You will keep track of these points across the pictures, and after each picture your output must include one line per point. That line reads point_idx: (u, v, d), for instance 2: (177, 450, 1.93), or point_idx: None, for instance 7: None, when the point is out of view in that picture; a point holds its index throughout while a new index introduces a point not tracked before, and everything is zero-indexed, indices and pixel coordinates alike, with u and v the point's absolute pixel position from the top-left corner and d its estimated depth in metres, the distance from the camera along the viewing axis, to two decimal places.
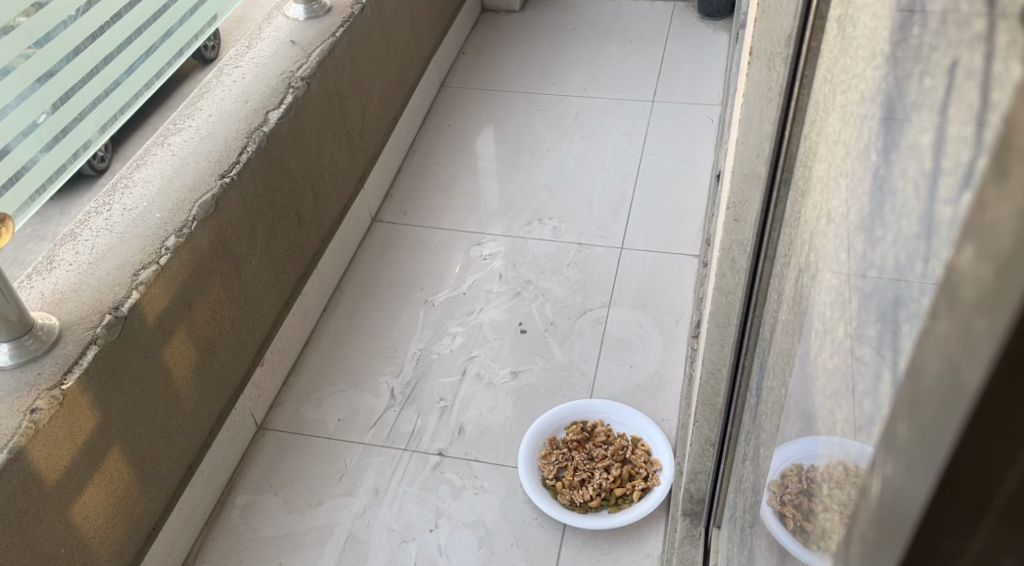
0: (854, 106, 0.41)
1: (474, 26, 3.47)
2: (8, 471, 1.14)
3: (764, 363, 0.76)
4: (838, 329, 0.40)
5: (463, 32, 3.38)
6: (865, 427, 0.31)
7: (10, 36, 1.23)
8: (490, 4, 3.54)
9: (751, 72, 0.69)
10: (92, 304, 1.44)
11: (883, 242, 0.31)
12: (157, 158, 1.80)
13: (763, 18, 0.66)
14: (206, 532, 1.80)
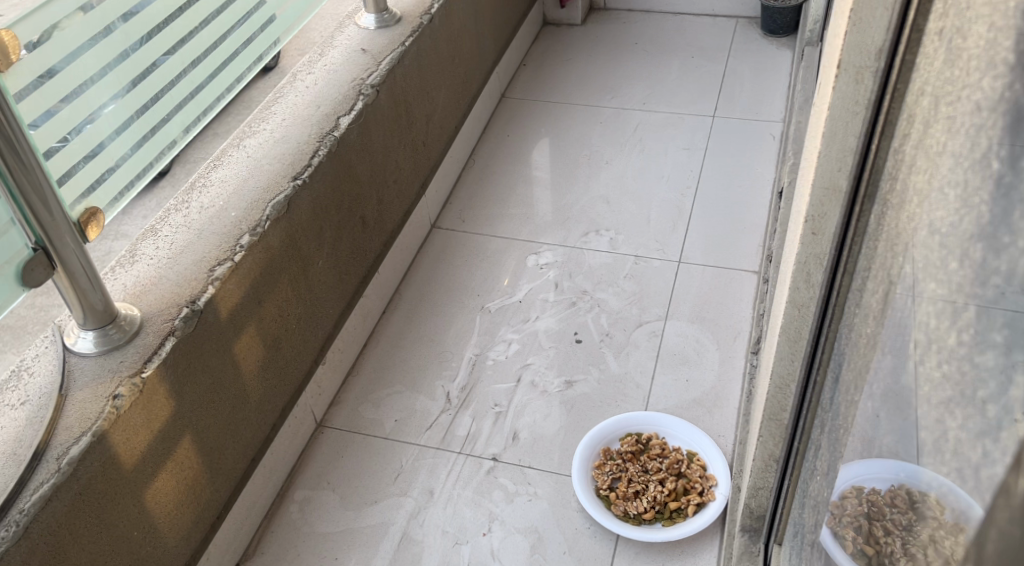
0: (964, 116, 0.43)
1: (535, 39, 3.50)
2: (90, 453, 1.19)
3: (842, 376, 0.77)
4: (950, 338, 0.41)
5: (524, 44, 3.41)
6: (1001, 425, 0.32)
7: (110, 38, 1.29)
8: (552, 18, 3.56)
9: (837, 85, 0.70)
10: (171, 298, 1.50)
11: (1012, 248, 0.32)
12: (232, 160, 1.86)
13: (854, 31, 0.66)
14: (265, 525, 1.84)
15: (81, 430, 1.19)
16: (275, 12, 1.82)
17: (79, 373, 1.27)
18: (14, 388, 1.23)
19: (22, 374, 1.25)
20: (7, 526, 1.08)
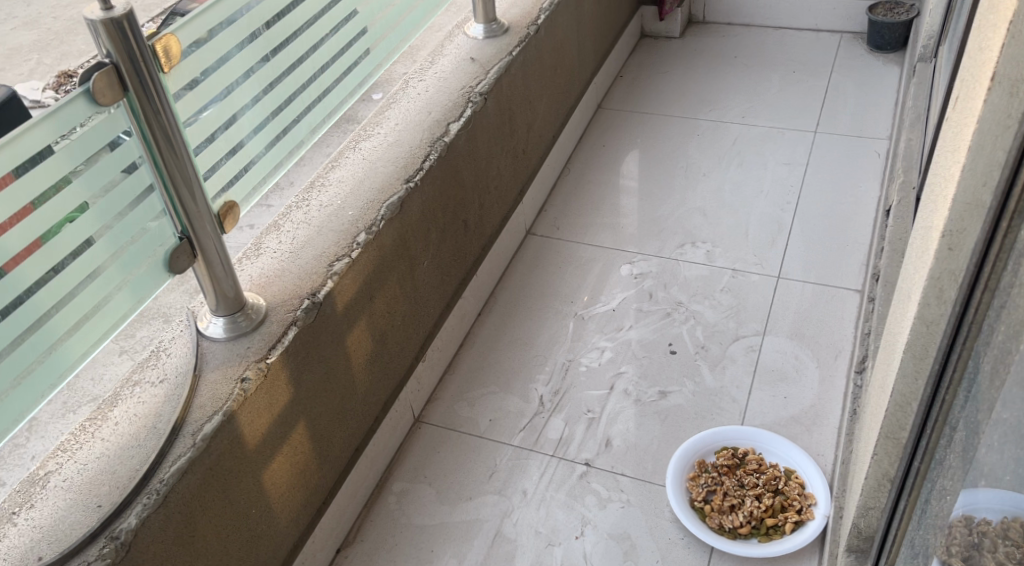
0: None
1: (633, 50, 3.51)
2: (221, 431, 1.26)
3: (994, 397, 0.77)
4: None
5: (623, 55, 3.42)
6: None
7: (255, 43, 1.37)
8: (650, 30, 3.56)
9: (991, 97, 0.75)
10: (294, 290, 1.59)
11: None
12: (349, 161, 1.94)
13: (1012, 45, 0.72)
14: (364, 514, 1.91)
15: (213, 409, 1.27)
16: (389, 23, 1.90)
17: (211, 355, 1.35)
18: (154, 365, 1.32)
19: (160, 354, 1.34)
20: (147, 495, 1.16)
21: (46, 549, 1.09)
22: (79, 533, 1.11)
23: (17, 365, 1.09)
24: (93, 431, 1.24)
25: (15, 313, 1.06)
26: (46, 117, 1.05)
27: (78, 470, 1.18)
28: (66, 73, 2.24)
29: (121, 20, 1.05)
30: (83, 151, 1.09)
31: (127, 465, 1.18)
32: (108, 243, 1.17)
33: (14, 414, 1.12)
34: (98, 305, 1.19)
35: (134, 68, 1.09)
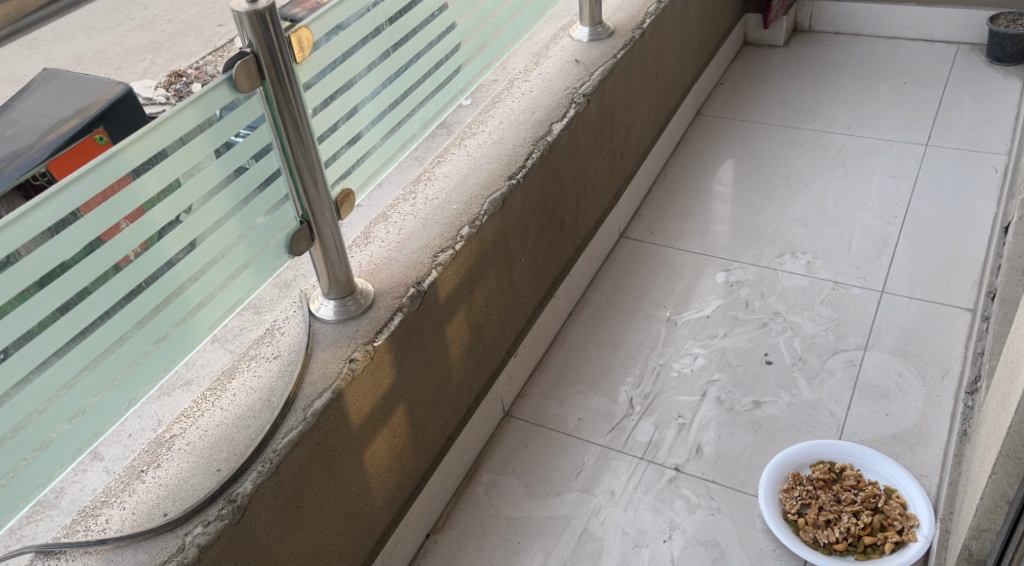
0: None
1: (735, 58, 3.45)
2: (330, 408, 1.31)
3: None
4: None
5: (724, 62, 3.37)
6: None
7: (378, 38, 1.42)
8: (753, 37, 3.50)
9: None
10: (399, 277, 1.64)
11: None
12: (455, 157, 1.98)
13: None
14: (453, 502, 1.94)
15: (324, 386, 1.32)
16: (499, 24, 1.93)
17: (323, 335, 1.40)
18: (269, 343, 1.40)
19: (275, 332, 1.42)
20: (262, 463, 1.22)
21: (171, 506, 1.16)
22: (201, 493, 1.17)
23: (152, 334, 1.18)
24: (212, 401, 1.31)
25: (151, 287, 1.15)
26: (194, 101, 1.12)
27: (199, 436, 1.25)
28: (175, 73, 2.46)
29: (264, 12, 1.10)
30: (222, 136, 1.16)
31: (242, 434, 1.25)
32: (239, 222, 1.24)
33: (145, 380, 1.21)
34: (225, 281, 1.26)
35: (272, 58, 1.15)
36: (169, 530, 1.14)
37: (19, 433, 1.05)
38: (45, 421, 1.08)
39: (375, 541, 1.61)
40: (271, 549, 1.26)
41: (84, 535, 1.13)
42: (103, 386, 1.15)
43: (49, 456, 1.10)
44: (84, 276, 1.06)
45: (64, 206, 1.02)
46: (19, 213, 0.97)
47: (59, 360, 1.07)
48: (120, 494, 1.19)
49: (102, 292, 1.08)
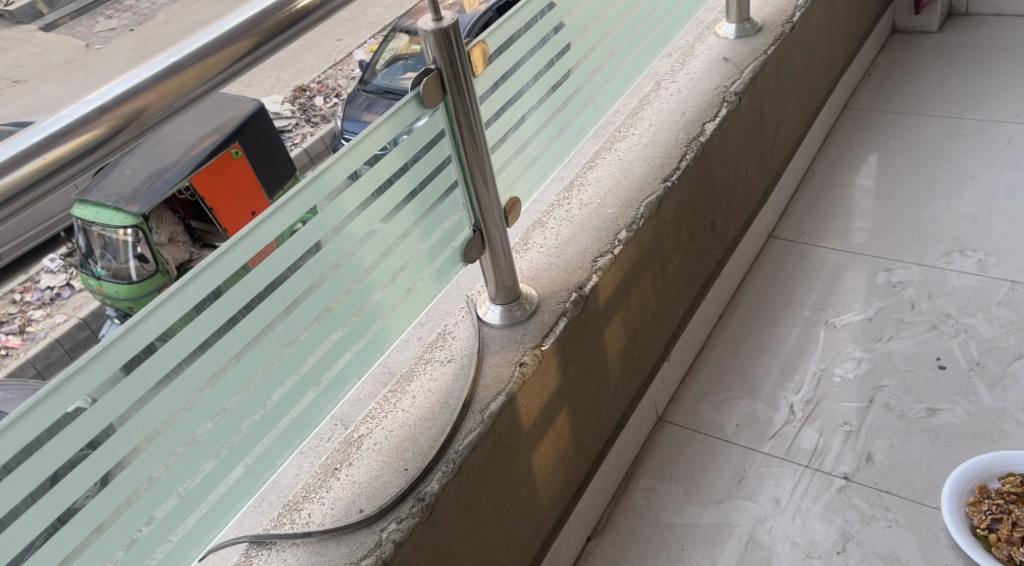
0: None
1: (883, 47, 3.27)
2: (504, 410, 1.34)
3: None
4: None
5: (871, 53, 3.20)
6: None
7: (545, 48, 1.48)
8: (903, 24, 3.31)
9: None
10: (561, 283, 1.67)
11: None
12: (606, 162, 1.99)
13: None
14: (612, 505, 1.94)
15: (497, 389, 1.35)
16: (652, 26, 1.92)
17: (492, 340, 1.45)
18: (443, 346, 1.47)
19: (447, 336, 1.49)
20: (446, 463, 1.26)
21: (365, 502, 1.23)
22: (393, 492, 1.24)
23: (349, 341, 1.26)
24: (394, 401, 1.39)
25: (349, 295, 1.24)
26: (387, 118, 1.20)
27: (386, 435, 1.33)
28: None
29: (449, 29, 1.16)
30: (411, 150, 1.23)
31: (426, 434, 1.31)
32: (422, 233, 1.31)
33: (345, 382, 1.28)
34: (411, 286, 1.34)
35: (455, 74, 1.20)
36: (366, 526, 1.21)
37: (247, 432, 1.17)
38: (265, 421, 1.19)
39: (542, 541, 1.64)
40: (454, 547, 1.30)
41: (291, 527, 1.23)
42: (311, 391, 1.23)
43: (270, 453, 1.21)
44: (296, 288, 1.15)
45: (281, 223, 1.12)
46: (245, 232, 1.07)
47: (274, 365, 1.17)
48: (319, 490, 1.28)
49: (309, 301, 1.17)
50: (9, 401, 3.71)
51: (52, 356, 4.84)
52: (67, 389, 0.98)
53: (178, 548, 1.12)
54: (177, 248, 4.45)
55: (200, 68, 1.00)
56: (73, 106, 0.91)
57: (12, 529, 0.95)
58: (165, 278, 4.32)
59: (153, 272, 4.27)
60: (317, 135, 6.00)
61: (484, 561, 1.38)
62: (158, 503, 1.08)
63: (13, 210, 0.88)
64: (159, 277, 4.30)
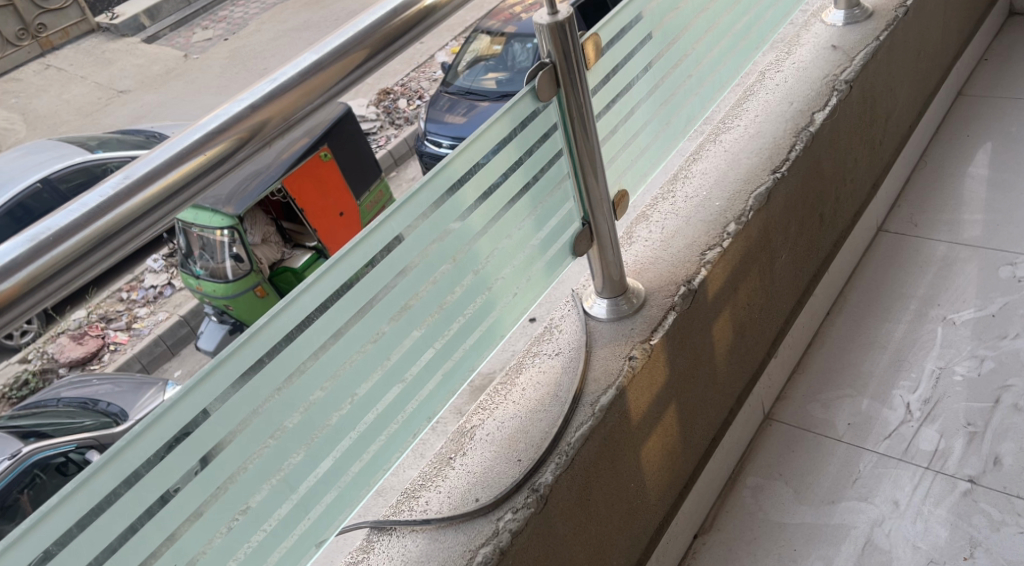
0: None
1: (998, 31, 3.09)
2: (614, 404, 1.34)
3: None
4: None
5: (986, 37, 3.03)
6: None
7: (654, 38, 1.47)
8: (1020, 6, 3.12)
9: None
10: (669, 276, 1.65)
11: None
12: (711, 154, 1.95)
13: None
14: (719, 503, 1.90)
15: (607, 383, 1.35)
16: (759, 15, 1.87)
17: (599, 333, 1.45)
18: (550, 340, 1.49)
19: (554, 330, 1.50)
20: (559, 455, 1.27)
21: (481, 492, 1.26)
22: (509, 482, 1.25)
23: (465, 333, 1.29)
24: (505, 393, 1.42)
25: (464, 288, 1.26)
26: (504, 112, 1.22)
27: (497, 426, 1.35)
28: None
29: (564, 22, 1.19)
30: (525, 143, 1.25)
31: (537, 426, 1.33)
32: (534, 225, 1.33)
33: (461, 373, 1.31)
34: (521, 279, 1.35)
35: (568, 66, 1.23)
36: (483, 514, 1.23)
37: (371, 423, 1.19)
38: (388, 411, 1.21)
39: (650, 538, 1.62)
40: (567, 539, 1.30)
41: (409, 514, 1.27)
42: (427, 384, 1.26)
43: (392, 443, 1.23)
44: (416, 282, 1.19)
45: (407, 217, 1.15)
46: (375, 224, 1.10)
47: (397, 356, 1.20)
48: (435, 478, 1.31)
49: (428, 291, 1.21)
50: (120, 394, 3.89)
51: (156, 352, 5.09)
52: (221, 372, 1.00)
53: (309, 531, 1.16)
54: (270, 248, 4.63)
55: (339, 65, 1.04)
56: (227, 105, 0.96)
57: (171, 505, 1.00)
58: (259, 277, 4.50)
59: (248, 270, 4.44)
60: (400, 137, 6.16)
61: (595, 556, 1.38)
62: (296, 483, 1.12)
63: (179, 203, 0.93)
64: (253, 276, 4.47)
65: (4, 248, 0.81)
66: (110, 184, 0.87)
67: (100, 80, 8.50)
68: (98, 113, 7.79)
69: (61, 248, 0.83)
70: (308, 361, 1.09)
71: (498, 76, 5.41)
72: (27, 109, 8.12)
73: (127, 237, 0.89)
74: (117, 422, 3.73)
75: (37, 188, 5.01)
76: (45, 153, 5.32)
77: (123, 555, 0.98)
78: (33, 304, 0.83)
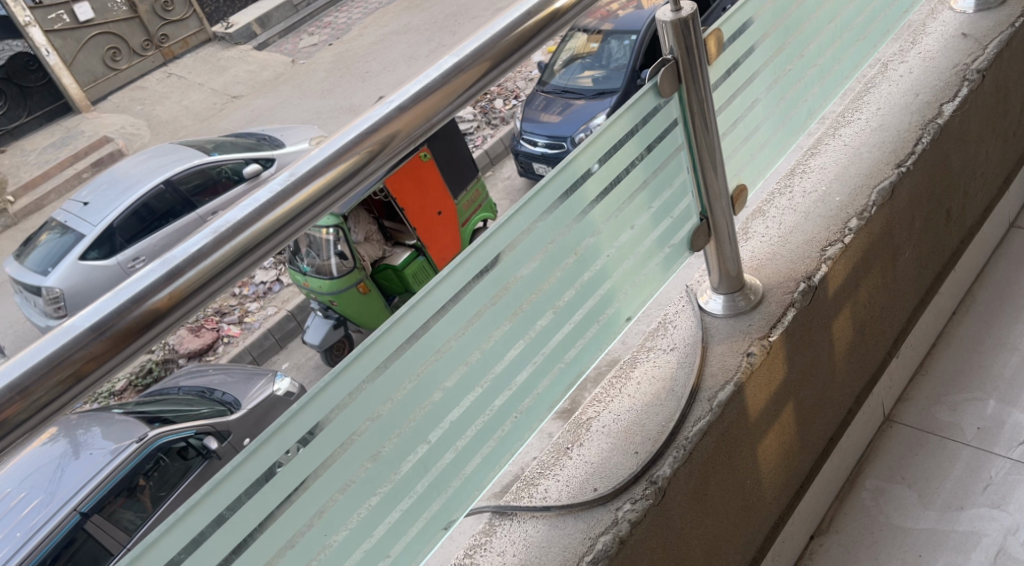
0: None
1: None
2: (732, 400, 1.34)
3: None
4: None
5: None
6: None
7: (775, 32, 1.46)
8: None
9: None
10: (787, 273, 1.62)
11: None
12: (830, 148, 1.90)
13: None
14: (836, 505, 1.85)
15: (725, 379, 1.35)
16: (884, 5, 1.81)
17: (715, 330, 1.45)
18: (664, 336, 1.49)
19: (668, 325, 1.51)
20: (676, 449, 1.28)
21: (599, 482, 1.28)
22: (627, 474, 1.27)
23: (583, 327, 1.31)
24: (620, 387, 1.43)
25: (584, 283, 1.29)
26: (627, 109, 1.23)
27: (614, 419, 1.37)
28: None
29: (687, 19, 1.20)
30: (646, 139, 1.27)
31: (654, 420, 1.34)
32: (652, 220, 1.34)
33: (581, 363, 1.33)
34: (639, 273, 1.37)
35: (690, 62, 1.24)
36: (602, 504, 1.25)
37: (494, 412, 1.23)
38: (510, 400, 1.24)
39: (765, 536, 1.61)
40: (684, 532, 1.31)
41: (528, 501, 1.30)
42: (546, 376, 1.28)
43: (514, 432, 1.26)
44: (538, 276, 1.22)
45: (533, 212, 1.18)
46: (504, 219, 1.14)
47: (520, 347, 1.23)
48: (552, 468, 1.34)
49: (549, 286, 1.24)
50: (233, 384, 4.12)
51: (266, 344, 5.33)
52: (367, 356, 1.05)
53: (437, 513, 1.20)
54: (372, 246, 4.75)
55: (479, 67, 1.08)
56: (377, 106, 1.02)
57: (319, 484, 1.05)
58: (362, 274, 4.64)
59: (351, 268, 4.59)
60: (496, 136, 6.24)
61: (710, 550, 1.38)
62: (428, 467, 1.17)
63: (336, 199, 1.00)
64: (356, 273, 4.62)
65: (192, 239, 0.89)
66: (277, 182, 0.95)
67: (214, 86, 8.90)
68: (213, 118, 8.18)
69: (237, 240, 0.91)
70: (440, 350, 1.14)
71: (594, 74, 5.42)
72: (150, 116, 8.60)
73: (291, 230, 0.96)
74: (230, 409, 3.93)
75: (160, 189, 5.29)
76: (166, 156, 5.60)
77: (281, 524, 1.04)
78: (217, 292, 0.91)
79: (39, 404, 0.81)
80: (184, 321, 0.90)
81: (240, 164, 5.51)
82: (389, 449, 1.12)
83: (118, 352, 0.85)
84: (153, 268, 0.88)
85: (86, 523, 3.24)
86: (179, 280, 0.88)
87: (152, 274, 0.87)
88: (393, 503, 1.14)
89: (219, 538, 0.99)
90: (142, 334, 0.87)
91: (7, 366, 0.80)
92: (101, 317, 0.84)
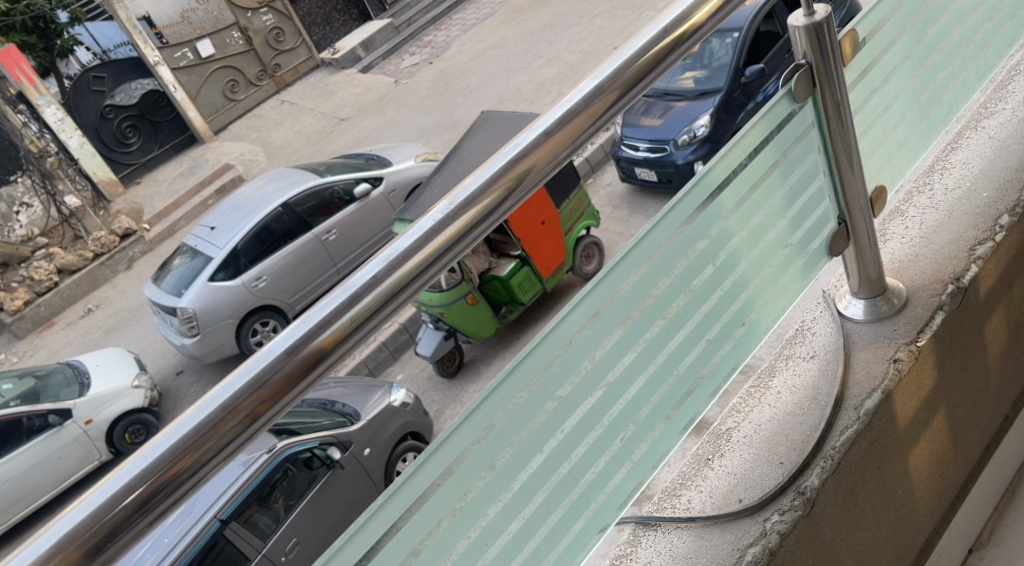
0: None
1: None
2: (881, 408, 1.30)
3: None
4: None
5: None
6: None
7: (912, 28, 1.41)
8: None
9: None
10: (933, 274, 1.55)
11: None
12: (971, 141, 1.81)
13: None
14: (997, 518, 1.74)
15: (872, 386, 1.32)
16: None
17: (858, 335, 1.41)
18: (803, 343, 1.48)
19: (807, 333, 1.49)
20: (824, 459, 1.25)
21: (744, 493, 1.28)
22: (773, 485, 1.26)
23: (724, 336, 1.30)
24: (759, 397, 1.43)
25: (723, 291, 1.28)
26: (763, 115, 1.22)
27: (755, 430, 1.37)
28: None
29: (821, 23, 1.19)
30: (783, 146, 1.25)
31: (798, 430, 1.33)
32: (789, 227, 1.33)
33: (724, 372, 1.31)
34: (780, 281, 1.35)
35: (825, 65, 1.22)
36: (749, 515, 1.24)
37: (639, 422, 1.23)
38: (656, 410, 1.25)
39: (918, 549, 1.54)
40: (835, 544, 1.27)
41: (672, 511, 1.32)
42: (690, 386, 1.28)
43: (663, 441, 1.26)
44: (679, 286, 1.23)
45: (670, 225, 1.19)
46: (642, 234, 1.16)
47: (663, 358, 1.24)
48: (694, 479, 1.36)
49: (688, 297, 1.24)
50: (351, 396, 4.27)
51: (381, 357, 5.52)
52: (519, 371, 1.09)
53: (587, 526, 1.21)
54: (478, 258, 4.86)
55: (620, 87, 1.10)
56: (525, 132, 1.06)
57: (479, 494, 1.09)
58: (470, 286, 4.75)
59: (459, 280, 4.71)
60: (597, 144, 6.25)
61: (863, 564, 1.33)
62: (578, 477, 1.19)
63: (491, 224, 1.04)
64: (464, 285, 4.73)
65: (367, 267, 0.96)
66: (438, 211, 1.00)
67: (324, 110, 9.27)
68: (325, 139, 8.54)
69: (405, 266, 0.97)
70: (584, 364, 1.16)
71: (696, 74, 5.34)
72: (267, 142, 9.04)
73: (451, 255, 1.01)
74: (351, 420, 4.05)
75: (279, 212, 5.56)
76: (282, 180, 5.84)
77: (446, 534, 1.08)
78: (388, 316, 0.97)
79: (236, 429, 0.89)
80: (360, 343, 0.96)
81: (350, 183, 5.76)
82: (540, 462, 1.15)
83: (306, 375, 0.92)
84: (335, 295, 0.94)
85: (225, 529, 3.43)
86: (358, 304, 0.95)
87: (335, 300, 0.94)
88: (544, 514, 1.16)
89: (393, 547, 1.03)
90: (325, 358, 0.93)
91: (217, 390, 0.89)
92: (292, 341, 0.91)
